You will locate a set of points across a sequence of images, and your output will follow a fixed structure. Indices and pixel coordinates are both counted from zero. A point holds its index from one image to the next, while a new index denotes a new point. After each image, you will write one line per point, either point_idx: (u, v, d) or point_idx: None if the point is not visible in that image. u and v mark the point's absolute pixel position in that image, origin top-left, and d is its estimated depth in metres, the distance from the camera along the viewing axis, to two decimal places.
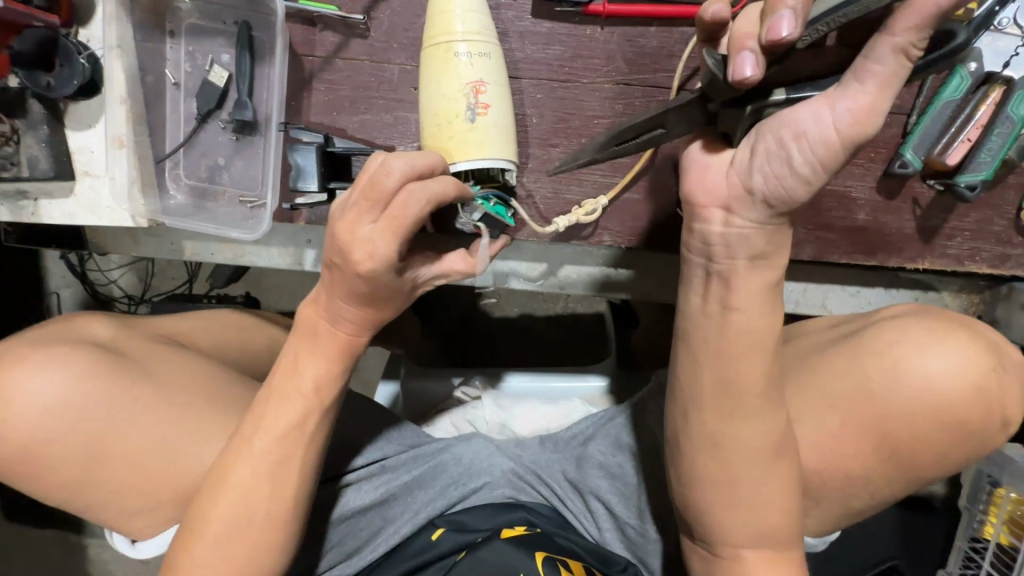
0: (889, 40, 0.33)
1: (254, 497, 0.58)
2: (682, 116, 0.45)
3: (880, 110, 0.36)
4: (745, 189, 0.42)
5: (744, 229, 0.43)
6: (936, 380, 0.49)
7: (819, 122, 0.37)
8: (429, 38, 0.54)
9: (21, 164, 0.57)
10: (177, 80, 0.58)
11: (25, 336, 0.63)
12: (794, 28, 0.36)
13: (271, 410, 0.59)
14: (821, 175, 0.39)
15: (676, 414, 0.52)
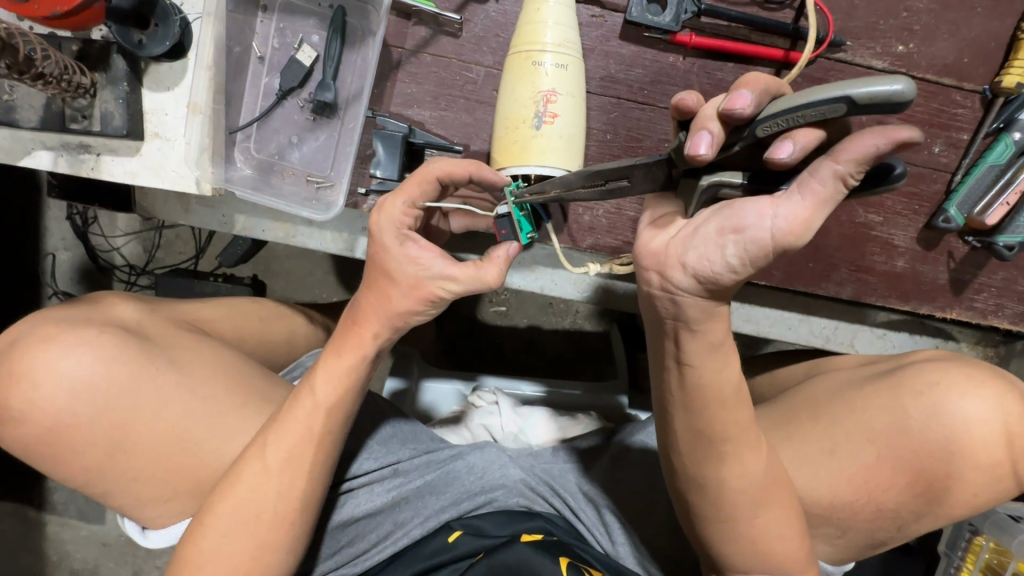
0: (831, 166, 0.31)
1: (282, 497, 0.54)
2: (646, 172, 0.42)
3: (813, 226, 0.33)
4: (679, 263, 0.39)
5: (678, 296, 0.41)
6: (971, 423, 0.54)
7: (759, 220, 0.34)
8: (515, 45, 0.54)
9: (93, 119, 0.57)
10: (262, 55, 0.59)
11: (49, 317, 0.56)
12: (750, 106, 0.35)
13: (298, 406, 0.55)
14: (750, 268, 0.37)
15: (711, 456, 0.50)
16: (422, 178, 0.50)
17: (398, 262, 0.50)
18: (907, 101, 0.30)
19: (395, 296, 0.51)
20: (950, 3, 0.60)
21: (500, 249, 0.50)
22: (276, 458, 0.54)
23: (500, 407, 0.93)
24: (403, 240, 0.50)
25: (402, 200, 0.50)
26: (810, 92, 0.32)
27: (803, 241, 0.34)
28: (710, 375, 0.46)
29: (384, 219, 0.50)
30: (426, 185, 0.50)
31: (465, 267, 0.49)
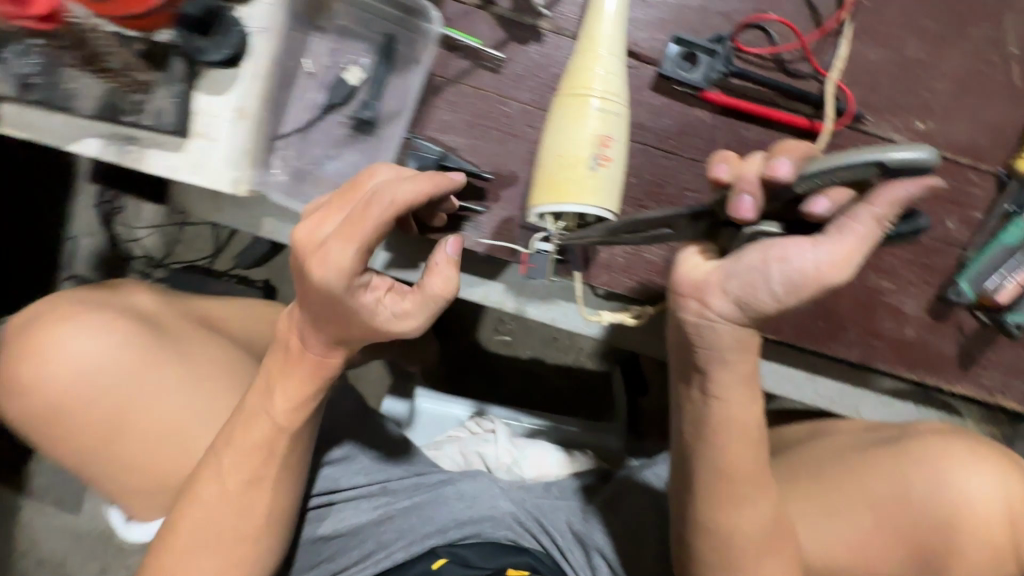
0: (868, 209, 0.32)
1: (247, 511, 0.54)
2: (688, 224, 0.42)
3: (853, 261, 0.34)
4: (719, 288, 0.41)
5: (717, 323, 0.42)
6: (969, 499, 0.54)
7: (802, 254, 0.36)
8: (565, 89, 0.56)
9: (145, 113, 0.59)
10: (313, 72, 0.63)
11: (71, 298, 0.58)
12: (793, 172, 0.34)
13: (255, 419, 0.52)
14: (792, 297, 0.38)
15: (713, 505, 0.50)
16: (372, 215, 0.40)
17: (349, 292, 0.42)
18: (933, 163, 0.29)
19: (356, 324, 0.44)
20: (971, 87, 0.62)
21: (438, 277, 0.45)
22: (244, 470, 0.53)
23: (496, 436, 0.93)
24: (317, 251, 0.41)
25: (368, 227, 0.40)
26: (838, 155, 0.31)
27: (844, 276, 0.35)
28: (722, 417, 0.47)
29: (337, 254, 0.41)
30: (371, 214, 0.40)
31: (410, 297, 0.46)
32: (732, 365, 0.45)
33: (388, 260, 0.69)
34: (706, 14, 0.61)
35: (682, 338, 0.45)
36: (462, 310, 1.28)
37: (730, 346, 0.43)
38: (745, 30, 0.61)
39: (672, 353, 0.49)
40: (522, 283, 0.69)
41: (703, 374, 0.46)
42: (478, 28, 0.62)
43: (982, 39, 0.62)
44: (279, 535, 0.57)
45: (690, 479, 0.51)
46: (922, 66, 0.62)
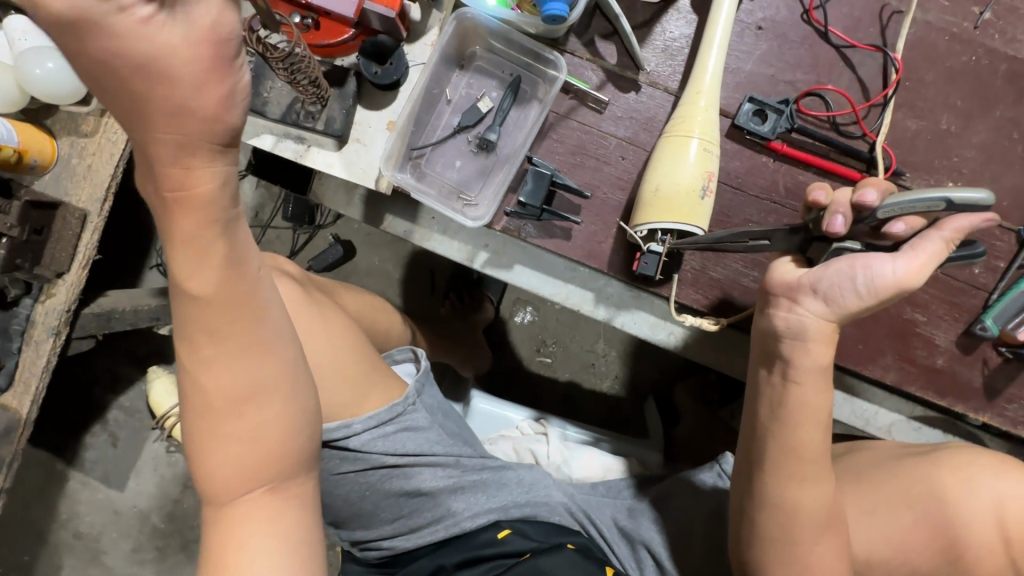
0: (938, 234, 0.52)
1: (264, 403, 0.56)
2: (783, 236, 0.63)
3: (924, 271, 0.53)
4: (810, 288, 0.58)
5: (805, 316, 0.59)
6: (997, 503, 0.63)
7: (885, 264, 0.54)
8: (669, 131, 0.70)
9: (317, 119, 0.74)
10: (451, 99, 0.77)
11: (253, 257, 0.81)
12: (876, 199, 0.54)
13: (226, 306, 0.53)
14: (871, 298, 0.55)
15: (778, 480, 0.62)
16: (113, 21, 0.40)
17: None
18: (989, 203, 0.49)
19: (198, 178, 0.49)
20: (994, 158, 0.74)
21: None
22: (248, 364, 0.55)
23: (547, 437, 1.01)
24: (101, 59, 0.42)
25: (183, 80, 0.45)
26: (918, 193, 0.51)
27: (917, 282, 0.53)
28: (797, 400, 0.61)
29: (185, 87, 0.45)
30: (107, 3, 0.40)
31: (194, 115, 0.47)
32: (812, 354, 0.60)
33: (487, 259, 0.80)
34: (774, 81, 0.75)
35: (771, 331, 0.62)
36: (509, 327, 1.38)
37: (813, 335, 0.59)
38: (806, 96, 0.75)
39: (757, 346, 0.65)
40: (601, 289, 0.81)
41: (786, 362, 0.61)
42: (588, 76, 0.76)
43: (1003, 119, 0.74)
44: (304, 432, 0.58)
45: (759, 457, 0.64)
46: (952, 137, 0.74)
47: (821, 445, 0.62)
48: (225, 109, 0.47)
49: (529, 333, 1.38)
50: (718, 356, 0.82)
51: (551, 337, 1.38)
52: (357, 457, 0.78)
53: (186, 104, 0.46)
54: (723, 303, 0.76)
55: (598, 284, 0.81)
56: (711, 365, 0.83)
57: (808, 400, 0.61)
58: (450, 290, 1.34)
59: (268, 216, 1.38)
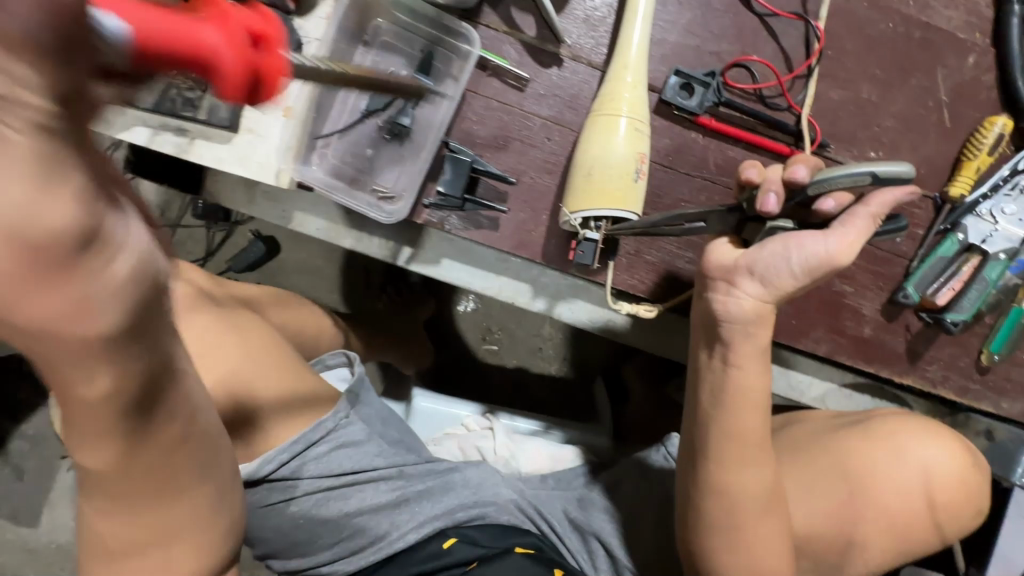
0: (864, 209, 0.51)
1: (177, 540, 0.49)
2: (719, 216, 0.59)
3: (856, 246, 0.51)
4: (745, 270, 0.56)
5: (742, 298, 0.57)
6: (923, 467, 0.65)
7: (816, 241, 0.52)
8: (598, 109, 0.66)
9: (200, 108, 0.65)
10: (356, 80, 0.69)
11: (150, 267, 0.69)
12: (807, 175, 0.51)
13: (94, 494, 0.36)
14: (806, 275, 0.54)
15: (722, 467, 0.61)
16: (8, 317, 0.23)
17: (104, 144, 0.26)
18: (910, 176, 0.47)
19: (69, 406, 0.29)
20: (912, 126, 0.74)
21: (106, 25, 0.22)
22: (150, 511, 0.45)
23: (493, 432, 0.97)
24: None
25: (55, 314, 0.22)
26: (847, 167, 0.48)
27: (849, 258, 0.52)
28: (736, 383, 0.60)
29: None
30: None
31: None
32: (753, 336, 0.59)
33: (413, 255, 0.74)
34: (700, 53, 0.72)
35: (709, 316, 0.60)
36: (452, 317, 1.33)
37: (750, 318, 0.58)
38: (732, 68, 0.72)
39: (696, 329, 0.63)
40: (536, 279, 0.76)
41: (726, 345, 0.60)
42: (506, 51, 0.70)
43: (919, 87, 0.75)
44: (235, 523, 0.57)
45: (703, 443, 0.62)
46: (873, 106, 0.74)
47: (760, 428, 0.61)
48: (99, 326, 0.23)
49: (473, 322, 1.33)
50: (657, 339, 0.80)
51: (496, 324, 1.34)
52: (287, 483, 0.71)
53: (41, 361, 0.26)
54: (660, 286, 0.74)
55: (533, 274, 0.76)
56: (652, 349, 0.81)
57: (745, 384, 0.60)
58: (385, 283, 1.26)
59: (176, 214, 1.24)
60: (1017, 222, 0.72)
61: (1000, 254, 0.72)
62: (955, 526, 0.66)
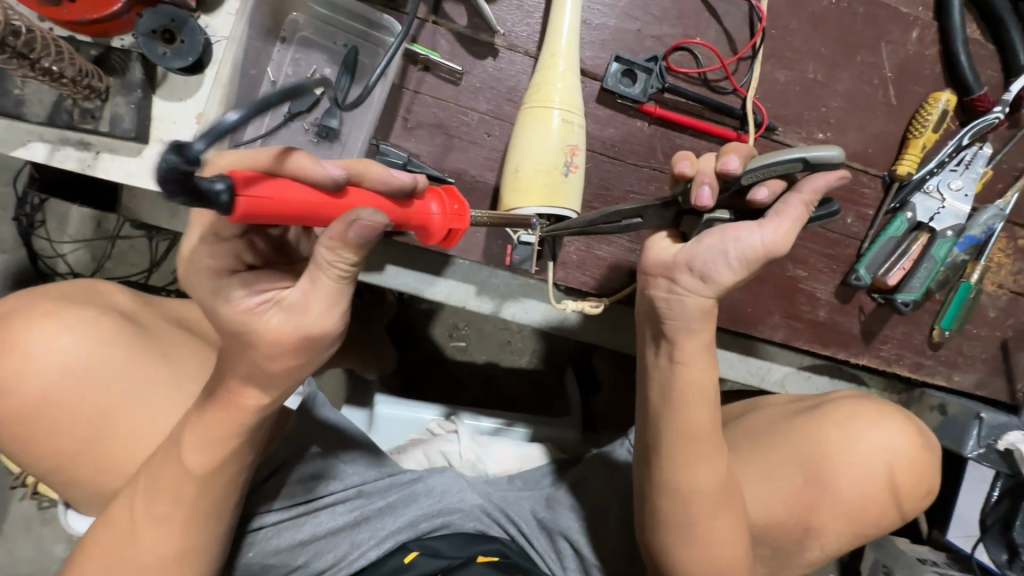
0: (797, 196, 0.47)
1: (161, 542, 0.53)
2: (657, 211, 0.55)
3: (791, 236, 0.48)
4: (686, 266, 0.54)
5: (685, 296, 0.55)
6: (877, 450, 0.65)
7: (750, 235, 0.49)
8: (529, 102, 0.62)
9: (101, 119, 0.59)
10: (275, 80, 0.65)
11: (57, 292, 0.59)
12: (737, 166, 0.49)
13: (166, 483, 0.51)
14: (745, 270, 0.51)
15: (675, 466, 0.59)
16: (255, 325, 0.42)
17: (314, 260, 0.41)
18: (840, 160, 0.44)
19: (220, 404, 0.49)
20: (858, 105, 0.73)
21: (348, 231, 0.38)
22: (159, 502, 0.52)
23: (458, 435, 0.94)
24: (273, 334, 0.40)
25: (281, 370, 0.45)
26: (776, 154, 0.46)
27: (786, 249, 0.49)
28: (686, 379, 0.58)
29: (260, 353, 0.43)
30: (250, 313, 0.42)
31: None
32: (697, 333, 0.57)
33: None
34: (641, 37, 0.69)
35: (654, 314, 0.58)
36: (415, 316, 1.30)
37: (693, 316, 0.56)
38: (675, 52, 0.69)
39: (642, 329, 0.62)
40: (486, 280, 0.73)
41: (670, 343, 0.58)
42: (437, 43, 0.66)
43: (865, 64, 0.73)
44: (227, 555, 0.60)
45: (655, 443, 0.61)
46: (819, 86, 0.73)
47: (713, 421, 0.59)
48: (295, 373, 0.46)
49: (438, 320, 1.30)
50: (614, 335, 0.78)
51: (462, 320, 1.31)
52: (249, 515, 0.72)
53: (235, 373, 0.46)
54: (613, 281, 0.72)
55: (482, 276, 0.73)
56: (610, 345, 0.79)
57: (696, 378, 0.58)
58: None
59: (114, 226, 1.17)
60: (963, 198, 0.72)
61: (949, 231, 0.72)
62: (914, 503, 0.67)
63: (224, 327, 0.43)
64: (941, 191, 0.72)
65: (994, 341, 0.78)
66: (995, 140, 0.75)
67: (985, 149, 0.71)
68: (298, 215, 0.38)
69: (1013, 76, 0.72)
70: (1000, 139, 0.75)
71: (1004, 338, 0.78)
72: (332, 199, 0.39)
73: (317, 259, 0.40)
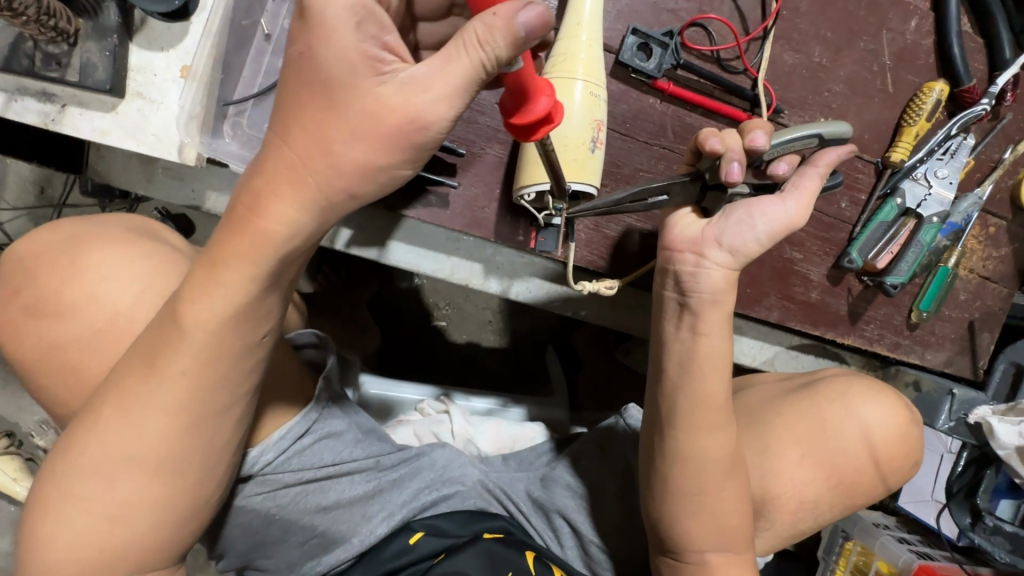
0: (813, 169, 0.58)
1: (145, 480, 0.47)
2: (681, 188, 0.60)
3: (809, 206, 0.57)
4: (715, 241, 0.58)
5: (712, 268, 0.58)
6: (873, 423, 0.68)
7: (776, 207, 0.57)
8: (550, 72, 0.60)
9: (68, 67, 0.57)
10: (270, 33, 0.61)
11: (112, 224, 0.62)
12: (764, 141, 0.56)
13: (153, 397, 0.45)
14: (768, 241, 0.58)
15: (686, 438, 0.61)
16: (373, 88, 0.38)
17: (459, 36, 0.38)
18: (848, 134, 0.58)
19: (233, 254, 0.42)
20: (858, 91, 0.75)
21: (517, 14, 0.36)
22: (148, 424, 0.46)
23: (450, 416, 0.91)
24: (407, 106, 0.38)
25: (315, 191, 0.40)
26: (797, 130, 0.57)
27: (805, 219, 0.57)
28: (699, 350, 0.60)
29: (339, 132, 0.39)
30: (369, 69, 0.39)
31: None
32: (722, 304, 0.59)
33: (350, 237, 0.69)
34: (656, 10, 0.67)
35: (680, 288, 0.61)
36: (397, 294, 1.26)
37: (719, 289, 0.59)
38: (690, 28, 0.68)
39: (660, 306, 0.63)
40: (489, 259, 0.72)
41: (694, 315, 0.60)
42: None
43: (866, 51, 0.75)
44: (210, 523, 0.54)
45: (669, 411, 0.62)
46: (823, 71, 0.74)
47: (724, 394, 0.61)
48: None
49: (420, 299, 1.27)
50: (614, 314, 0.79)
51: (443, 299, 1.27)
52: (266, 477, 0.65)
53: (254, 207, 0.41)
54: (618, 261, 0.71)
55: (486, 253, 0.72)
56: (611, 324, 0.80)
57: (714, 350, 0.60)
58: (320, 263, 1.17)
59: (61, 191, 1.05)
60: (948, 185, 0.75)
61: (934, 217, 0.75)
62: (898, 475, 0.71)
63: (326, 73, 0.38)
64: (928, 178, 0.75)
65: (963, 323, 0.83)
66: (978, 131, 0.79)
67: (968, 139, 0.75)
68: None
69: (998, 70, 0.76)
70: (981, 130, 0.79)
71: (973, 320, 0.83)
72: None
73: (467, 31, 0.37)
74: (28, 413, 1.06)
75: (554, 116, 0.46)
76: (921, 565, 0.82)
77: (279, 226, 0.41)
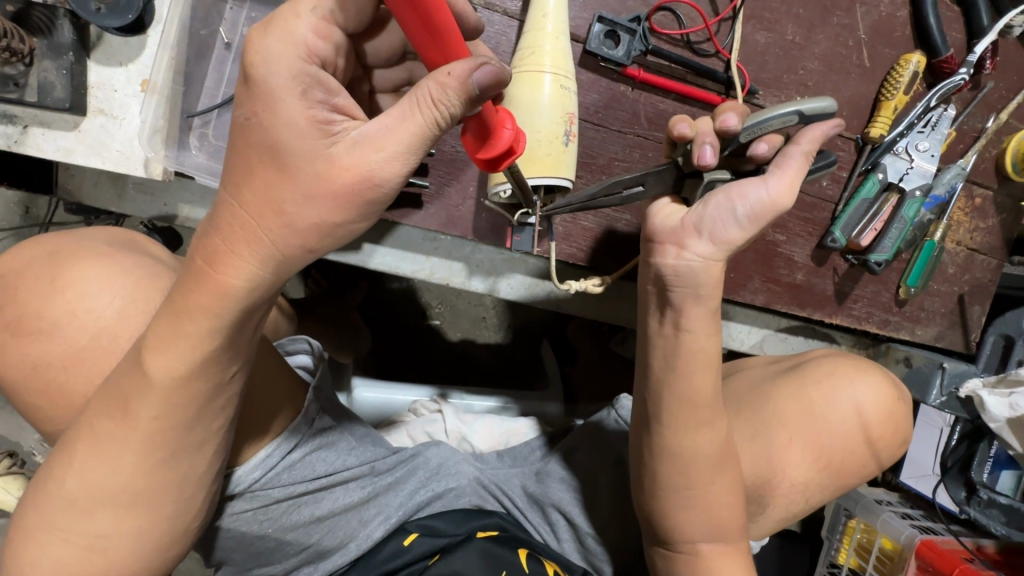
0: (797, 147, 0.56)
1: (127, 497, 0.47)
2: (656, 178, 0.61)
3: (793, 185, 0.55)
4: (694, 231, 0.57)
5: (693, 261, 0.57)
6: (863, 403, 0.68)
7: (756, 189, 0.55)
8: (518, 65, 0.59)
9: (27, 87, 0.59)
10: (229, 41, 0.63)
11: (94, 238, 0.59)
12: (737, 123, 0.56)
13: (126, 414, 0.45)
14: (750, 226, 0.56)
15: (675, 429, 0.60)
16: (326, 150, 0.38)
17: (412, 94, 0.38)
18: (833, 108, 0.55)
19: (194, 291, 0.42)
20: (833, 68, 0.74)
21: (471, 74, 0.37)
22: (121, 458, 0.46)
23: (443, 415, 0.90)
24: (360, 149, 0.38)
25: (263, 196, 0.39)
26: (773, 108, 0.55)
27: (790, 198, 0.55)
28: (683, 343, 0.59)
29: (287, 191, 0.38)
30: (318, 132, 0.38)
31: None
32: (703, 299, 0.58)
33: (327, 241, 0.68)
34: None
35: (660, 280, 0.59)
36: (387, 295, 1.25)
37: (700, 281, 0.57)
38: (657, 12, 0.67)
39: (646, 296, 0.62)
40: (469, 257, 0.72)
41: (676, 308, 0.59)
42: None
43: (841, 26, 0.74)
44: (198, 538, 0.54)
45: (656, 406, 0.61)
46: (797, 48, 0.73)
47: (710, 386, 0.60)
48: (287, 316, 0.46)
49: (412, 299, 1.26)
50: (600, 304, 0.79)
51: (435, 299, 1.27)
52: (255, 494, 0.65)
53: (211, 240, 0.41)
54: (598, 252, 0.71)
55: (465, 252, 0.72)
56: (598, 315, 0.79)
57: (698, 344, 0.59)
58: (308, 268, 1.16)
59: (46, 211, 1.05)
60: (930, 158, 0.74)
61: (917, 192, 0.74)
62: (890, 451, 0.71)
63: (276, 118, 0.38)
64: (909, 152, 0.74)
65: (952, 297, 0.82)
66: (959, 102, 0.78)
67: (949, 110, 0.74)
68: (435, 43, 0.38)
69: (976, 39, 0.75)
70: (962, 101, 0.78)
71: (962, 293, 0.83)
72: (463, 47, 0.39)
73: (420, 89, 0.38)
74: (27, 433, 1.07)
75: (517, 148, 0.45)
76: (923, 540, 0.82)
77: (239, 281, 0.40)
